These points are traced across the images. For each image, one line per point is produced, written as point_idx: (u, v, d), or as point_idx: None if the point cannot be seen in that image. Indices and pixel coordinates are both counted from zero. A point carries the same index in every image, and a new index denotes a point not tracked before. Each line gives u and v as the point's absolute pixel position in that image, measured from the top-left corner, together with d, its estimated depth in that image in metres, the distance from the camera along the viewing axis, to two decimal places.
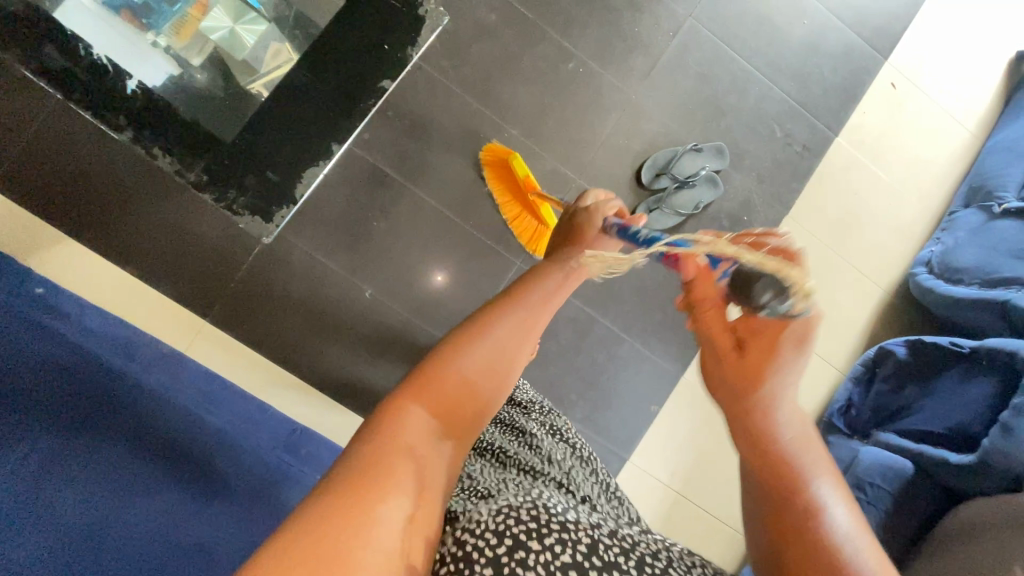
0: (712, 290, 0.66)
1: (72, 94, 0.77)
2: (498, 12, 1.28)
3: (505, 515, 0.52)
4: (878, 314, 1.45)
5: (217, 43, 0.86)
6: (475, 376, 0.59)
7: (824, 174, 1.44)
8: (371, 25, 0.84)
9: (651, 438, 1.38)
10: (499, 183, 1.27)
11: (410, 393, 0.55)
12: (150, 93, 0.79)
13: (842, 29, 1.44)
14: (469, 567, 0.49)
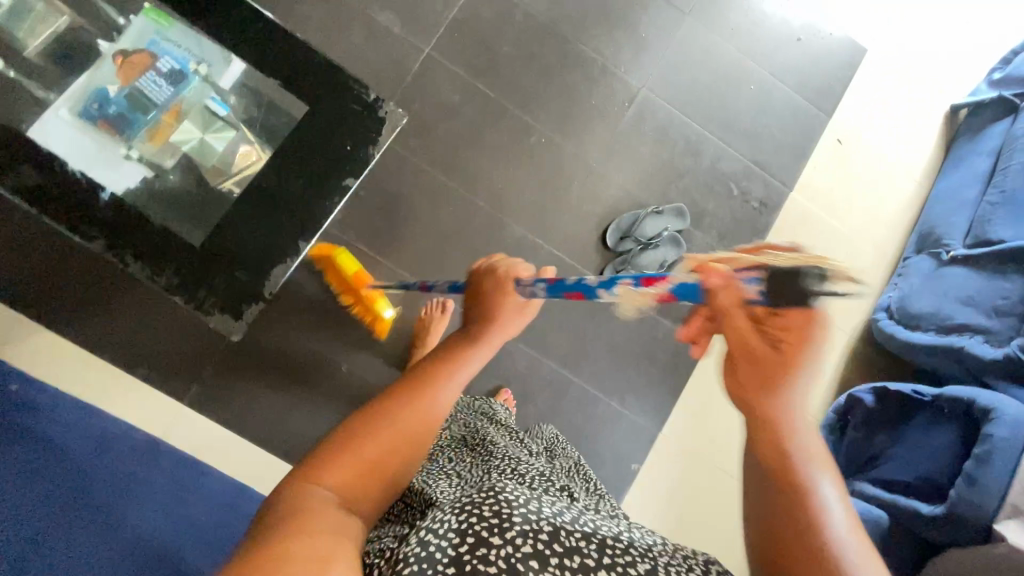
0: (733, 298, 0.55)
1: (47, 209, 0.81)
2: (461, 92, 1.36)
3: (467, 514, 0.56)
4: (846, 359, 1.49)
5: (188, 151, 0.92)
6: (379, 443, 0.59)
7: (782, 227, 1.50)
8: (332, 128, 0.89)
9: (636, 496, 1.37)
10: (333, 277, 1.26)
11: (303, 477, 0.55)
12: (123, 203, 0.83)
13: (787, 91, 1.53)
14: (435, 566, 0.53)
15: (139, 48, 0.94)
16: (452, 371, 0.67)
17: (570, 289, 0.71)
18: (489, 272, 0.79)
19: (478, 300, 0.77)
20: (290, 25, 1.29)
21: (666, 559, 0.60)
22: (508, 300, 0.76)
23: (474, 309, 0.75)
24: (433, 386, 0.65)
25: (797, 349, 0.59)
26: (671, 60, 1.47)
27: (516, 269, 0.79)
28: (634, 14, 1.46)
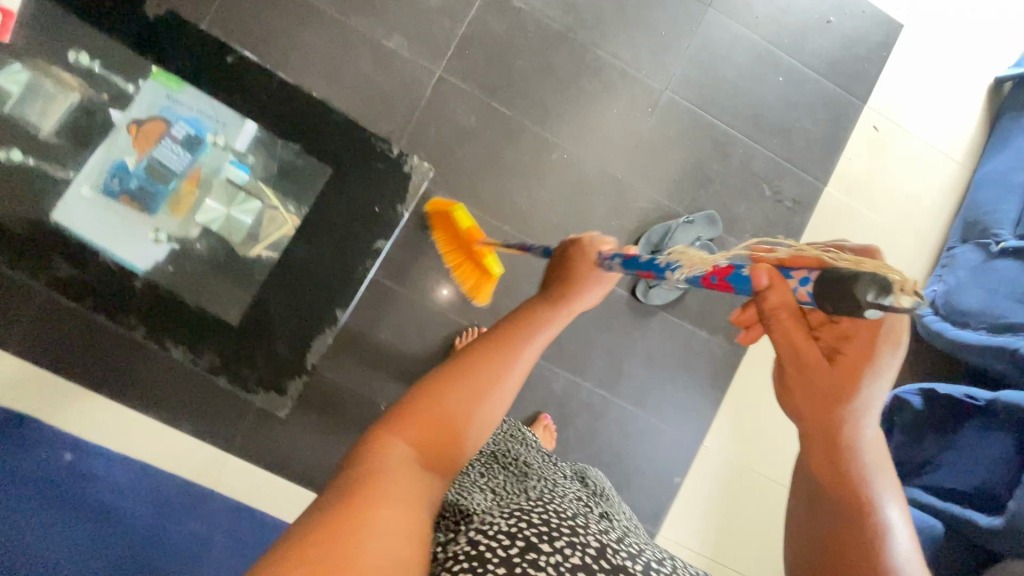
0: (787, 300, 0.57)
1: (86, 303, 0.83)
2: (478, 113, 1.31)
3: (517, 519, 0.54)
4: None
5: (215, 229, 0.89)
6: (462, 404, 0.58)
7: (818, 225, 1.45)
8: (365, 192, 0.89)
9: (679, 508, 1.38)
10: (444, 233, 1.24)
11: (391, 425, 0.55)
12: (158, 288, 0.85)
13: (818, 78, 1.45)
14: (485, 565, 0.50)
15: (151, 113, 0.91)
16: (528, 339, 0.66)
17: (643, 266, 0.74)
18: (577, 247, 0.80)
19: (562, 275, 0.77)
20: (296, 61, 1.24)
21: None
22: (584, 271, 0.77)
23: (557, 279, 0.77)
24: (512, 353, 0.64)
25: (853, 363, 0.58)
26: (693, 56, 1.40)
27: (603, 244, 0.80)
28: (651, 11, 1.38)
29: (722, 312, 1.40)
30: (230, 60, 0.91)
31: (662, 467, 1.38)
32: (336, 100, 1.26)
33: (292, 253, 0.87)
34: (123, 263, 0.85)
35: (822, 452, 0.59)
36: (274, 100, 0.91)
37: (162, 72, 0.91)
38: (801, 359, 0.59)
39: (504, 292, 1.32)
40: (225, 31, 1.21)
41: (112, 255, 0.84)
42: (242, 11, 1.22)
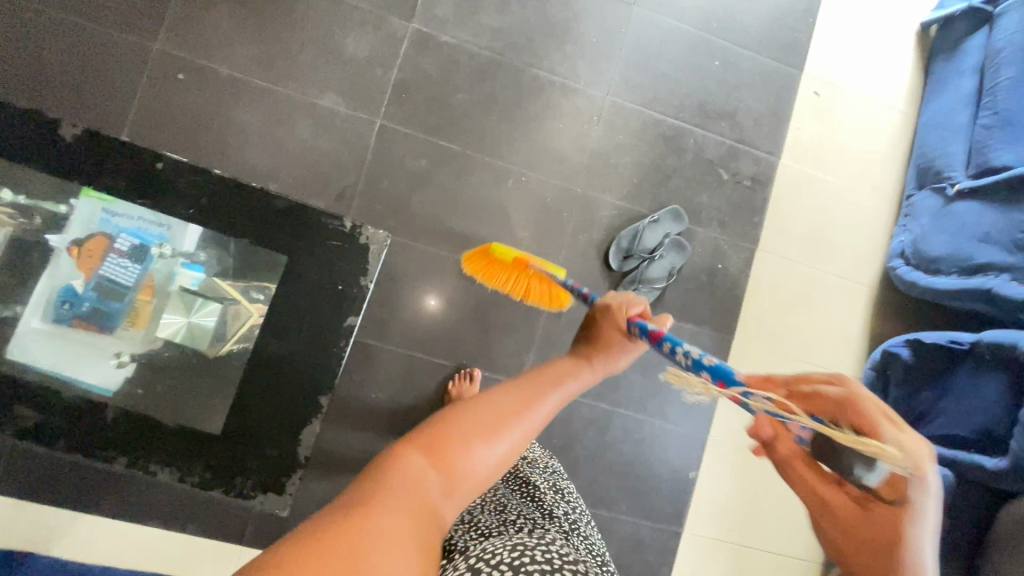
0: (792, 450, 0.50)
1: (61, 444, 0.83)
2: (426, 155, 1.29)
3: (509, 569, 0.54)
4: (871, 312, 1.48)
5: (181, 341, 0.86)
6: (483, 434, 0.46)
7: (780, 199, 1.46)
8: (325, 273, 0.89)
9: (698, 503, 1.39)
10: (496, 275, 1.24)
11: (408, 439, 0.46)
12: (130, 415, 0.84)
13: (753, 55, 1.46)
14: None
15: (91, 230, 0.88)
16: (555, 378, 0.53)
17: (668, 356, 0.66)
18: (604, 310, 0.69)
19: (584, 335, 0.67)
20: (235, 140, 1.22)
21: None
22: (615, 338, 0.65)
23: (580, 339, 0.66)
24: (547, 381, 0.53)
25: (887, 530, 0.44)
26: (629, 58, 1.40)
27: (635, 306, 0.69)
28: (579, 20, 1.37)
29: (705, 302, 1.40)
30: (158, 165, 0.87)
31: (677, 466, 1.38)
32: (283, 169, 1.24)
33: (265, 350, 0.87)
34: (93, 390, 0.85)
35: None
36: (215, 199, 0.88)
37: (93, 189, 0.87)
38: (832, 512, 0.46)
39: (487, 327, 1.31)
40: (158, 124, 1.19)
41: (80, 384, 0.84)
42: (172, 100, 1.20)
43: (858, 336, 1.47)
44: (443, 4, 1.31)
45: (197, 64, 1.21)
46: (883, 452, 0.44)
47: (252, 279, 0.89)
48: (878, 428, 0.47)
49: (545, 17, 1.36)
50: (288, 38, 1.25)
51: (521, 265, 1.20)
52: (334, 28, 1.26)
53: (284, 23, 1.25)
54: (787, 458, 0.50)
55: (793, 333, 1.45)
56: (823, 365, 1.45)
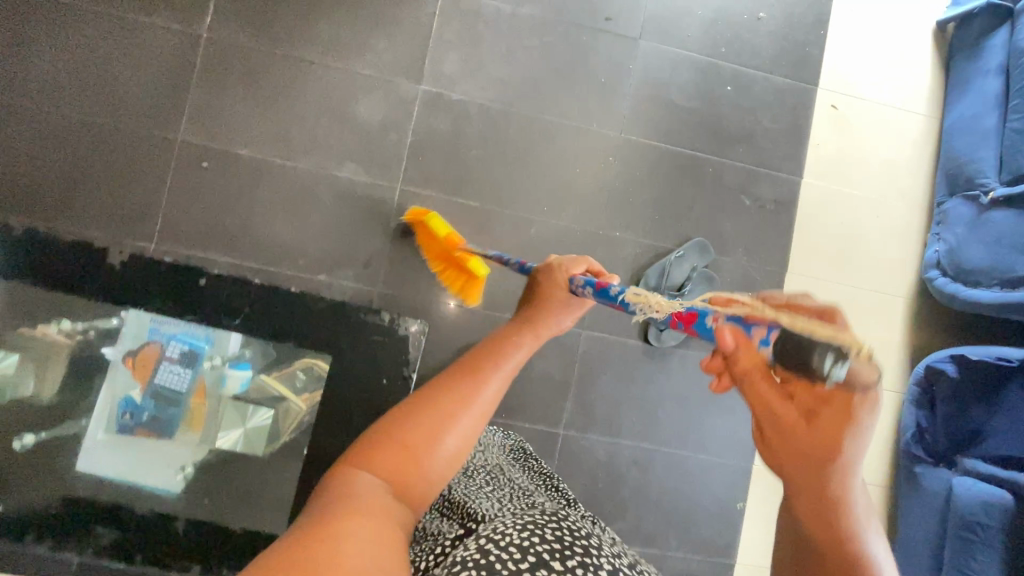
0: (755, 359, 0.50)
1: (136, 557, 0.89)
2: (447, 214, 1.31)
3: (529, 534, 0.61)
4: (909, 324, 1.45)
5: (241, 449, 0.92)
6: (425, 434, 0.52)
7: (805, 219, 1.44)
8: (371, 369, 0.95)
9: (747, 535, 1.38)
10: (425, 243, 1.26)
11: (356, 458, 0.52)
12: (198, 526, 0.90)
13: (764, 74, 1.43)
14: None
15: (142, 340, 0.92)
16: (496, 352, 0.60)
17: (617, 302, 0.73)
18: (546, 271, 0.78)
19: (528, 297, 0.75)
20: (261, 218, 1.25)
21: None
22: (561, 297, 0.74)
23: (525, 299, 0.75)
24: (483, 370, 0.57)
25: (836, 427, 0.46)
26: (638, 92, 1.39)
27: (578, 268, 0.80)
28: (586, 61, 1.37)
29: None
30: (203, 281, 0.93)
31: (723, 497, 1.38)
32: (310, 242, 1.27)
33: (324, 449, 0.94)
34: (159, 489, 0.90)
35: (808, 507, 0.49)
36: (259, 307, 0.95)
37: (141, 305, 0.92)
38: (780, 418, 0.47)
39: (523, 377, 1.32)
40: (188, 210, 1.23)
41: (147, 485, 0.90)
42: (196, 186, 1.24)
43: (898, 349, 1.45)
44: (449, 62, 1.32)
45: (219, 148, 1.25)
46: (857, 346, 0.44)
47: (301, 360, 0.97)
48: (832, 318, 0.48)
49: (551, 62, 1.36)
50: (302, 114, 1.27)
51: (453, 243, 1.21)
52: (345, 97, 1.29)
53: (296, 99, 1.27)
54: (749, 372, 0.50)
55: None
56: None
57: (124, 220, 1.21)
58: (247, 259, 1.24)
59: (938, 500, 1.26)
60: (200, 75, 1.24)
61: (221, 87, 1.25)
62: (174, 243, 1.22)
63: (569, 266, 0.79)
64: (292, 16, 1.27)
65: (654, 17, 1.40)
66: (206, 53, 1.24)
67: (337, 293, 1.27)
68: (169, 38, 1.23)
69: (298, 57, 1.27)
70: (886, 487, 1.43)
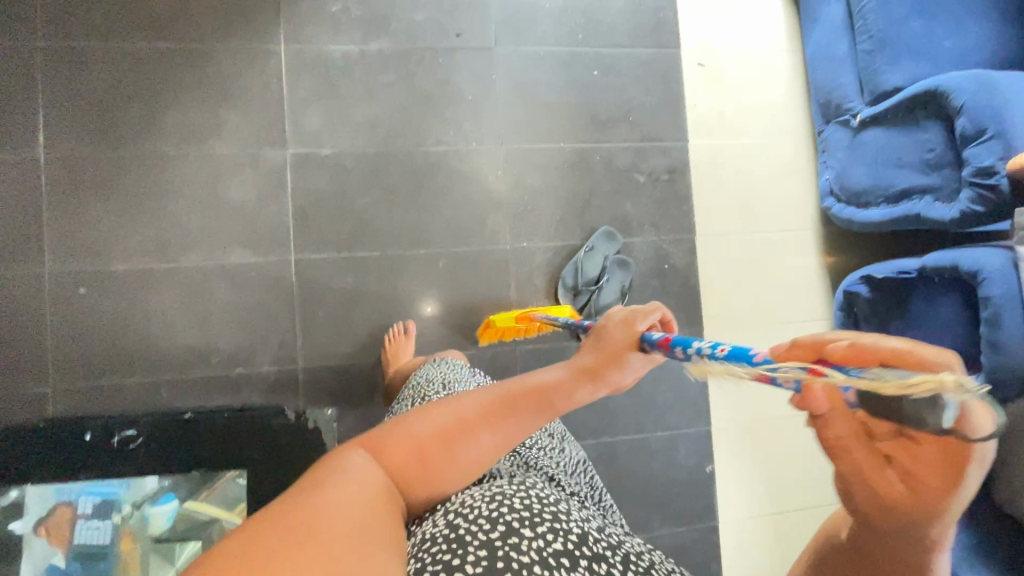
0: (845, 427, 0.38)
1: None
2: (351, 272, 1.28)
3: (498, 504, 0.58)
4: (822, 253, 1.51)
5: None
6: (449, 438, 0.52)
7: (701, 181, 1.47)
8: None
9: (725, 493, 1.42)
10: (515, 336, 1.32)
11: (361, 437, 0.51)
12: None
13: (626, 49, 1.44)
14: (465, 548, 0.54)
15: (54, 508, 1.05)
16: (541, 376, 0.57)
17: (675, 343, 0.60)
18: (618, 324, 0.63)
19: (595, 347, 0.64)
20: (159, 327, 1.20)
21: (642, 548, 0.65)
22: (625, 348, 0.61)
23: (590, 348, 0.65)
24: (519, 403, 0.54)
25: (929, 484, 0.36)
26: (510, 99, 1.38)
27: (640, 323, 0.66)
28: (448, 82, 1.35)
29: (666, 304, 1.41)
30: (90, 438, 1.09)
31: (690, 465, 1.41)
32: (217, 338, 1.22)
33: None
34: None
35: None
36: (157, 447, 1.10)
37: (44, 481, 1.06)
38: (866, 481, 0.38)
39: None
40: (82, 342, 1.17)
41: None
42: (80, 314, 1.18)
43: (817, 279, 1.50)
44: (310, 118, 1.28)
45: (94, 270, 1.19)
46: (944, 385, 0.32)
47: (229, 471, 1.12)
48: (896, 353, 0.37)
49: (415, 92, 1.33)
50: (172, 210, 1.22)
51: (524, 317, 1.27)
52: (211, 182, 1.23)
53: (160, 197, 1.21)
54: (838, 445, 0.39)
55: (758, 300, 1.47)
56: (795, 317, 1.48)
57: (16, 372, 1.15)
58: (155, 374, 1.19)
59: None
60: (51, 200, 1.18)
61: (76, 206, 1.18)
62: (75, 379, 1.16)
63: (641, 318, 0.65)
64: (132, 115, 1.21)
65: (505, 20, 1.38)
66: (54, 176, 1.18)
67: (261, 382, 1.23)
68: (5, 171, 1.16)
69: (151, 153, 1.21)
70: None
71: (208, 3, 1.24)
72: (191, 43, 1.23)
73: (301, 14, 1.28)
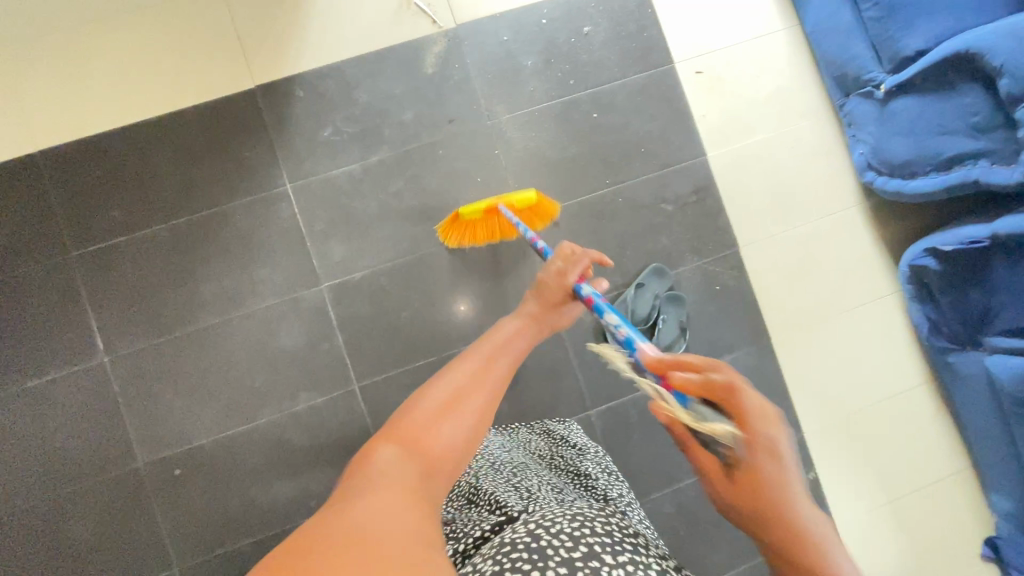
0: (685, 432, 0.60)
1: None
2: (414, 383, 1.29)
3: (579, 524, 0.61)
4: (874, 227, 1.43)
5: None
6: (449, 406, 0.61)
7: (729, 191, 1.40)
8: None
9: (830, 483, 1.39)
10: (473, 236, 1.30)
11: (385, 436, 0.58)
12: None
13: (618, 82, 1.38)
14: (546, 561, 0.56)
15: None
16: (503, 344, 0.72)
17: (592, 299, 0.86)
18: (555, 275, 0.88)
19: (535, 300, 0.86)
20: (254, 487, 1.25)
21: None
22: (555, 297, 0.86)
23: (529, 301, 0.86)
24: (496, 363, 0.68)
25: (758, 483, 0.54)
26: (518, 167, 1.35)
27: (581, 266, 0.89)
28: (453, 172, 1.33)
29: (727, 326, 1.37)
30: None
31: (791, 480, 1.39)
32: (310, 483, 1.26)
33: None
34: None
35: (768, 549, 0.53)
36: None
37: None
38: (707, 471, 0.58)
39: None
40: (193, 520, 1.23)
41: None
42: (182, 496, 1.23)
43: (876, 255, 1.43)
44: (335, 247, 1.29)
45: (183, 452, 1.24)
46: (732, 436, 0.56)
47: None
48: (724, 387, 0.58)
49: (425, 190, 1.32)
50: (235, 374, 1.25)
51: (493, 211, 1.27)
52: (262, 337, 1.26)
53: (220, 365, 1.25)
54: (689, 446, 0.60)
55: (818, 294, 1.41)
56: (862, 300, 1.42)
57: (144, 565, 1.22)
58: (264, 533, 1.24)
59: (981, 382, 1.26)
60: (126, 398, 1.23)
61: (150, 396, 1.23)
62: (197, 558, 1.23)
63: (576, 266, 0.89)
64: (174, 296, 1.25)
65: (491, 92, 1.35)
66: (123, 376, 1.23)
67: None
68: (79, 383, 1.22)
69: (201, 326, 1.25)
70: (931, 382, 1.43)
71: (213, 167, 1.28)
72: (208, 211, 1.27)
73: (299, 150, 1.30)
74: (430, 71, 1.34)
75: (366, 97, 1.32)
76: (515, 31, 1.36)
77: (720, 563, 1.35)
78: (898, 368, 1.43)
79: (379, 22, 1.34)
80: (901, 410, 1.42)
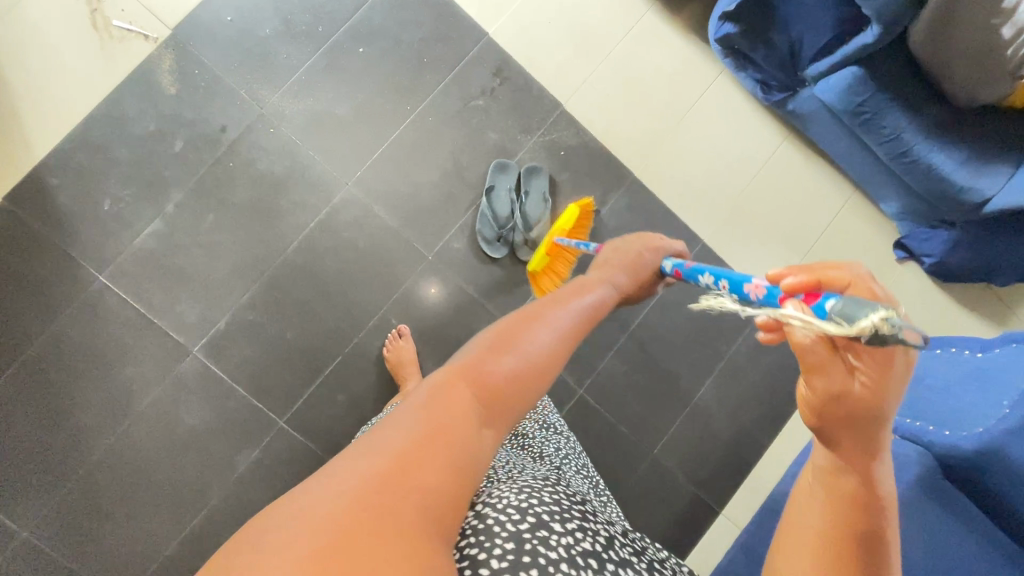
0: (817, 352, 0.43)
1: None
2: (334, 391, 1.25)
3: (528, 497, 0.60)
4: (674, 21, 1.42)
5: None
6: (518, 360, 0.53)
7: (528, 56, 1.36)
8: None
9: (746, 264, 1.43)
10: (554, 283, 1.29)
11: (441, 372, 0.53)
12: None
13: (366, 6, 1.29)
14: (494, 539, 0.55)
15: None
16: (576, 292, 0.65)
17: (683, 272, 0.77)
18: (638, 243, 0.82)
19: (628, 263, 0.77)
20: None
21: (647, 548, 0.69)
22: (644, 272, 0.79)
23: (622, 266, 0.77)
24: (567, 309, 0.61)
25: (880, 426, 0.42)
26: (319, 139, 1.27)
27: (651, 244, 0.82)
28: (257, 179, 1.24)
29: (589, 183, 1.36)
30: None
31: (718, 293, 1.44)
32: None
33: None
34: None
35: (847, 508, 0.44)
36: None
37: None
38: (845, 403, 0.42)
39: None
40: None
41: None
42: None
43: (687, 46, 1.42)
44: (185, 310, 1.21)
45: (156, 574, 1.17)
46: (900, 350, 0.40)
47: None
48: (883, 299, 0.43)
49: (240, 210, 1.23)
50: (161, 477, 1.19)
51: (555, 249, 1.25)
52: (166, 431, 1.20)
53: (142, 477, 1.18)
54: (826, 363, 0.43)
55: (656, 108, 1.41)
56: (697, 94, 1.43)
57: None
58: None
59: (820, 114, 1.32)
60: (69, 558, 1.14)
61: (92, 543, 1.15)
62: None
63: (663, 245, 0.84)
64: (56, 441, 1.16)
65: (247, 82, 1.24)
66: (52, 541, 1.14)
67: None
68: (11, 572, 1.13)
69: (100, 454, 1.17)
70: (792, 137, 1.47)
71: (15, 301, 1.16)
72: (38, 343, 1.16)
73: (90, 237, 1.18)
74: (174, 90, 1.21)
75: (126, 150, 1.20)
76: (236, 6, 1.24)
77: (688, 386, 1.41)
78: (757, 137, 1.45)
79: (91, 68, 1.20)
80: (778, 173, 1.47)
